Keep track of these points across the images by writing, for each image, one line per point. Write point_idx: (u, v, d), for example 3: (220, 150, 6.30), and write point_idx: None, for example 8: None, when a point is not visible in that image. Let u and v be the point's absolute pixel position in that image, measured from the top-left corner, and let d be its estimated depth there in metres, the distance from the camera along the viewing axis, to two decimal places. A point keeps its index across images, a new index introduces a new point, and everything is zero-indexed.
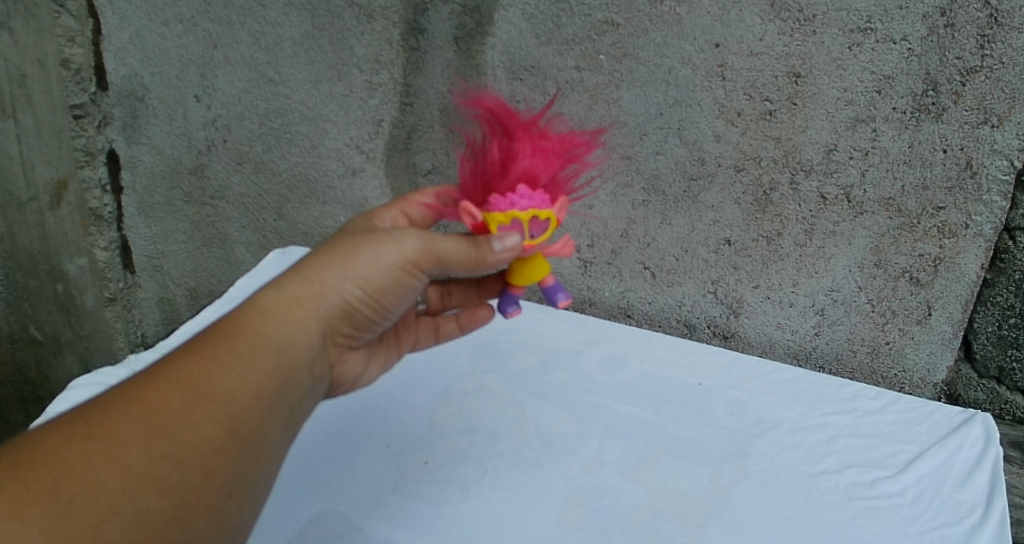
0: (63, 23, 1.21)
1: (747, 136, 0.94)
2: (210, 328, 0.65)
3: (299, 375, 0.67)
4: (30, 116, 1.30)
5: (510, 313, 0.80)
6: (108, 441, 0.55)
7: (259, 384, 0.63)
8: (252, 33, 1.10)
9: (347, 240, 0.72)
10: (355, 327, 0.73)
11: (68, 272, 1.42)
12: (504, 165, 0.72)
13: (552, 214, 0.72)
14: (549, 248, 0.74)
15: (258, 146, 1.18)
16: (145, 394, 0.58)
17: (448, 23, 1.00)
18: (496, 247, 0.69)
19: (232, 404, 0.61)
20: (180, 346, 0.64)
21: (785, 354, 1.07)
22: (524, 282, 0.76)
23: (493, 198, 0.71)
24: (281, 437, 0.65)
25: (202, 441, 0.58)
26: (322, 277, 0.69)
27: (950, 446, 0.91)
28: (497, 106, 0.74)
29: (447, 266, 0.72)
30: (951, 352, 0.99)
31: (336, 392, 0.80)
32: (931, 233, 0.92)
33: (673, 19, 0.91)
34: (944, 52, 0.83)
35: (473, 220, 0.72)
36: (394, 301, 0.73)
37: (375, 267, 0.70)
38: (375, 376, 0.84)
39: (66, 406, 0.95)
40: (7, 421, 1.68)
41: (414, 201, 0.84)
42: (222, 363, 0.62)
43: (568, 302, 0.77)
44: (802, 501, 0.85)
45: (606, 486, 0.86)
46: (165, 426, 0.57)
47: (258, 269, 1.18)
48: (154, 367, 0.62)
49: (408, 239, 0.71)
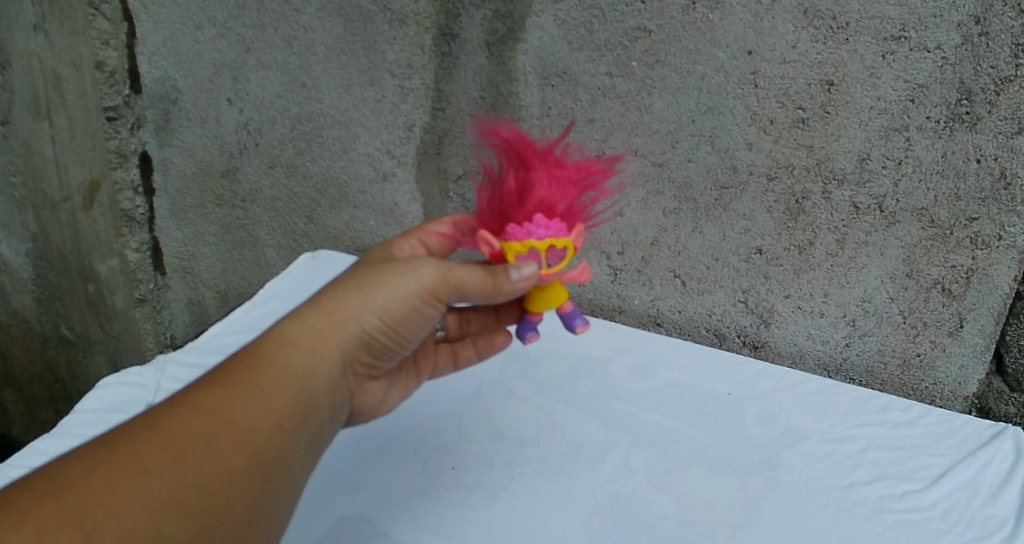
0: (98, 26, 1.22)
1: (780, 144, 0.93)
2: (233, 357, 0.66)
3: (319, 404, 0.67)
4: (64, 117, 1.31)
5: (528, 339, 0.79)
6: (130, 469, 0.55)
7: (280, 413, 0.63)
8: (286, 37, 1.11)
9: (368, 269, 0.72)
10: (375, 355, 0.73)
11: (100, 273, 1.44)
12: (521, 195, 0.72)
13: (570, 243, 0.72)
14: (567, 276, 0.74)
15: (289, 150, 1.19)
16: (168, 423, 0.59)
17: (480, 28, 1.00)
18: (513, 276, 0.69)
19: (253, 433, 0.61)
20: (202, 375, 0.64)
21: (816, 365, 1.06)
22: (542, 308, 0.77)
23: (510, 228, 0.71)
24: (300, 467, 0.65)
25: (222, 469, 0.58)
26: (343, 307, 0.69)
27: (981, 459, 0.89)
28: (514, 136, 0.75)
29: (466, 295, 0.72)
30: (983, 365, 0.98)
31: (356, 420, 0.80)
32: (964, 244, 0.91)
33: (706, 26, 0.91)
34: (978, 61, 0.82)
35: (490, 249, 0.73)
36: (414, 330, 0.73)
37: (395, 296, 0.70)
38: (396, 404, 0.83)
39: (95, 405, 0.95)
40: (39, 418, 1.72)
41: (432, 231, 0.84)
42: (244, 393, 0.62)
43: (586, 328, 0.78)
44: (831, 513, 0.84)
45: (633, 495, 0.86)
46: (186, 456, 0.58)
47: (287, 273, 1.19)
48: (177, 396, 0.62)
49: (428, 268, 0.71)
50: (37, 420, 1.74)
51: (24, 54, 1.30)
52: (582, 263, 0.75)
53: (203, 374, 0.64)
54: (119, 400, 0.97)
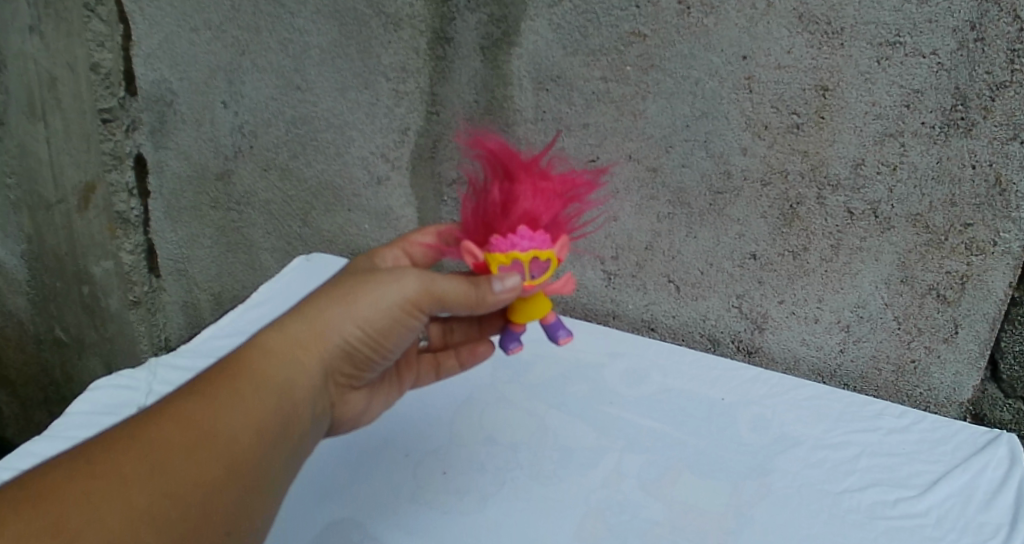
0: (93, 28, 1.23)
1: (774, 149, 0.93)
2: (215, 367, 0.66)
3: (301, 414, 0.67)
4: (59, 119, 1.31)
5: (512, 350, 0.79)
6: (110, 479, 0.56)
7: (261, 423, 0.63)
8: (281, 41, 1.11)
9: (349, 281, 0.72)
10: (357, 366, 0.73)
11: (95, 275, 1.44)
12: (505, 206, 0.72)
13: (553, 254, 0.72)
14: (551, 286, 0.73)
15: (284, 153, 1.19)
16: (148, 433, 0.59)
17: (475, 32, 1.00)
18: (496, 288, 0.69)
19: (233, 443, 0.61)
20: (183, 385, 0.64)
21: (810, 371, 1.06)
22: (525, 319, 0.77)
23: (493, 239, 0.71)
24: (281, 477, 0.65)
25: (202, 479, 0.58)
26: (325, 317, 0.69)
27: (975, 466, 0.89)
28: (499, 148, 0.75)
29: (449, 306, 0.72)
30: (977, 372, 0.98)
31: (339, 430, 0.79)
32: (958, 250, 0.91)
33: (700, 31, 0.91)
34: (973, 66, 0.82)
35: (474, 260, 0.73)
36: (395, 341, 0.73)
37: (377, 307, 0.70)
38: (377, 414, 0.83)
39: (86, 407, 0.95)
40: (34, 421, 1.73)
41: (415, 241, 0.84)
42: (225, 403, 0.62)
43: (569, 338, 0.78)
44: (824, 520, 0.84)
45: (624, 500, 0.85)
46: (167, 465, 0.58)
47: (281, 276, 1.19)
48: (158, 406, 0.62)
49: (410, 279, 0.71)
50: (31, 422, 1.74)
51: (20, 56, 1.30)
52: (566, 274, 0.75)
53: (184, 385, 0.64)
54: (111, 403, 0.96)
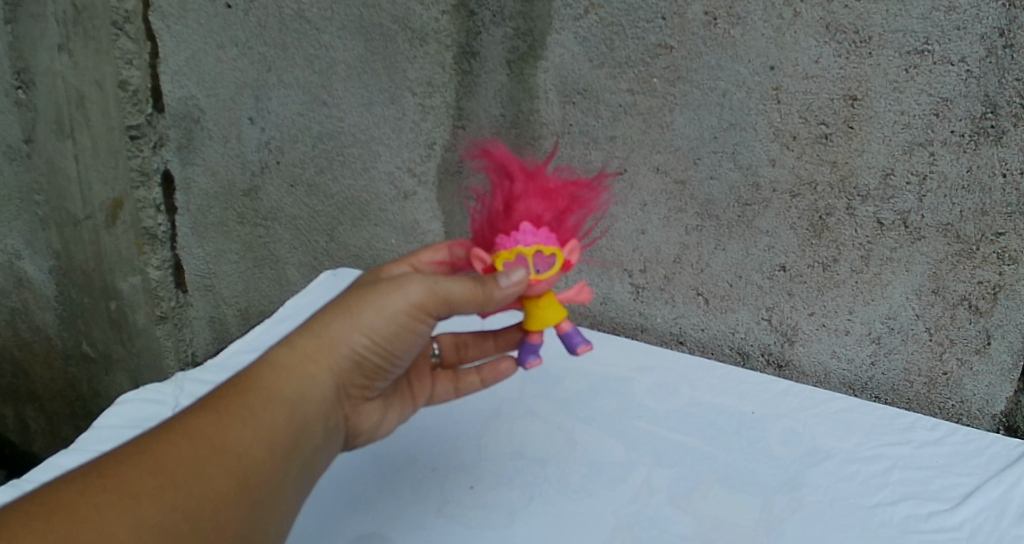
0: (121, 46, 1.23)
1: (803, 160, 0.92)
2: (224, 385, 0.65)
3: (312, 427, 0.67)
4: (87, 136, 1.32)
5: (530, 363, 0.78)
6: (122, 495, 0.55)
7: (271, 438, 0.63)
8: (307, 57, 1.12)
9: (356, 292, 0.71)
10: (367, 376, 0.72)
11: (122, 290, 1.45)
12: (509, 206, 0.74)
13: (558, 251, 0.73)
14: (566, 295, 0.76)
15: (310, 168, 1.19)
16: (161, 450, 0.58)
17: (501, 46, 1.00)
18: (502, 283, 0.69)
19: (246, 458, 0.61)
20: (195, 403, 0.64)
21: (841, 384, 1.05)
22: (540, 326, 0.76)
23: (499, 238, 0.74)
24: (293, 491, 0.65)
25: (213, 494, 0.58)
26: (332, 329, 0.68)
27: (1009, 479, 0.87)
28: (504, 155, 0.78)
29: (455, 307, 0.70)
30: (1011, 383, 0.96)
31: (353, 443, 0.79)
32: (990, 259, 0.90)
33: (728, 42, 0.90)
34: (1003, 73, 0.81)
35: (483, 265, 0.74)
36: (405, 348, 0.72)
37: (383, 315, 0.69)
38: (393, 426, 0.82)
39: (111, 421, 0.96)
40: (60, 436, 1.74)
41: (425, 258, 0.82)
42: (235, 419, 0.61)
43: (587, 347, 0.77)
44: (856, 534, 0.83)
45: (654, 515, 0.85)
46: (177, 481, 0.57)
47: (307, 291, 1.19)
48: (169, 422, 0.62)
49: (415, 284, 0.70)
50: (57, 437, 1.75)
51: (48, 74, 1.31)
52: (580, 282, 0.77)
53: (195, 403, 0.64)
54: (135, 417, 0.97)
